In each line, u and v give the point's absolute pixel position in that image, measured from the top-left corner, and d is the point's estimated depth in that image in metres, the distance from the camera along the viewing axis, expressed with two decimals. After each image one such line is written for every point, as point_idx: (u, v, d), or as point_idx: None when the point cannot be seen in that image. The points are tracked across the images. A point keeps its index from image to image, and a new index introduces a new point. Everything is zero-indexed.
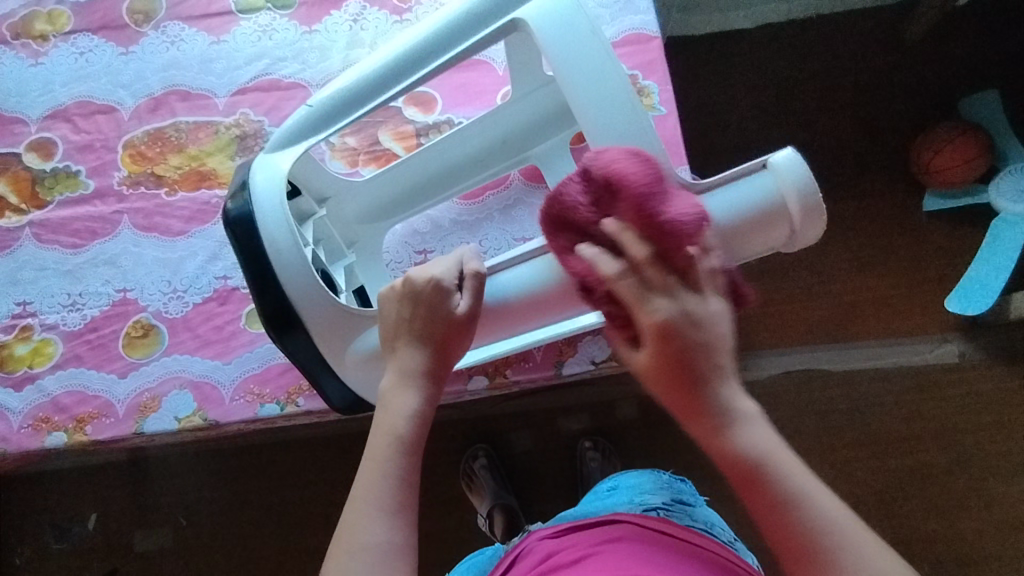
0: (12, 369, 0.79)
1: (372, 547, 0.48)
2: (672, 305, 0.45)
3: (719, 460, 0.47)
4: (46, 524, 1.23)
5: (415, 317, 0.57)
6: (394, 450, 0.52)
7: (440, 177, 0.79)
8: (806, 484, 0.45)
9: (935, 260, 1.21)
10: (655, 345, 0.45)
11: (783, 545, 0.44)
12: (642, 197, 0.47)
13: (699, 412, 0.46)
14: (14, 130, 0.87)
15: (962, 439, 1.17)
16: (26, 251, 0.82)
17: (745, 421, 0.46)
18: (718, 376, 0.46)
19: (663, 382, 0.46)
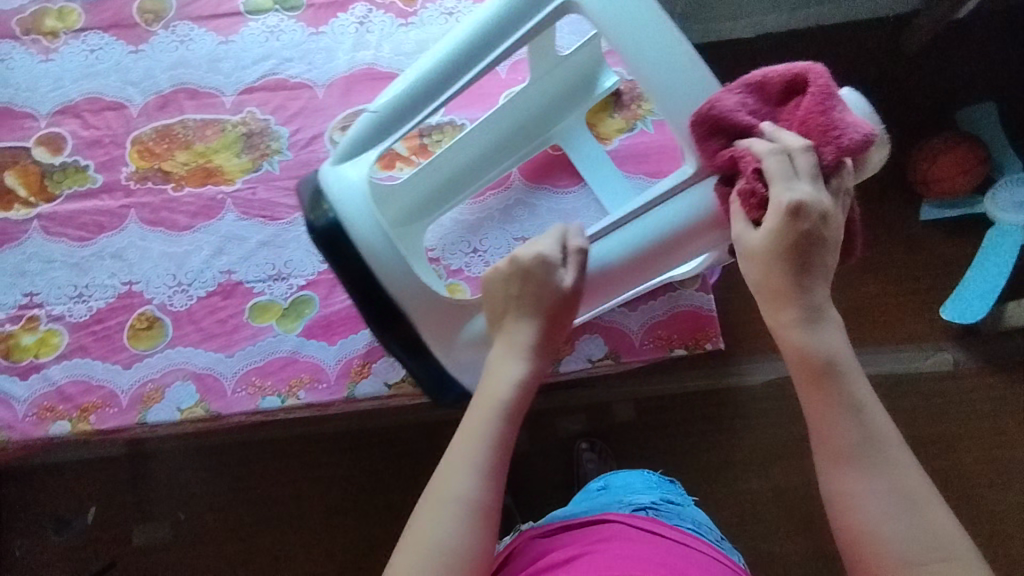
0: (17, 358, 0.80)
1: (462, 497, 0.53)
2: (811, 192, 0.52)
3: (791, 357, 0.54)
4: (47, 515, 1.24)
5: (522, 291, 0.60)
6: (496, 414, 0.57)
7: (478, 163, 0.81)
8: (864, 396, 0.52)
9: (930, 269, 1.22)
10: (781, 225, 0.52)
11: (829, 439, 0.52)
12: (820, 99, 0.54)
13: (787, 304, 0.53)
14: (24, 124, 0.88)
15: (956, 446, 1.18)
16: (33, 243, 0.84)
17: (824, 329, 0.53)
18: (812, 281, 0.53)
19: (774, 260, 0.53)
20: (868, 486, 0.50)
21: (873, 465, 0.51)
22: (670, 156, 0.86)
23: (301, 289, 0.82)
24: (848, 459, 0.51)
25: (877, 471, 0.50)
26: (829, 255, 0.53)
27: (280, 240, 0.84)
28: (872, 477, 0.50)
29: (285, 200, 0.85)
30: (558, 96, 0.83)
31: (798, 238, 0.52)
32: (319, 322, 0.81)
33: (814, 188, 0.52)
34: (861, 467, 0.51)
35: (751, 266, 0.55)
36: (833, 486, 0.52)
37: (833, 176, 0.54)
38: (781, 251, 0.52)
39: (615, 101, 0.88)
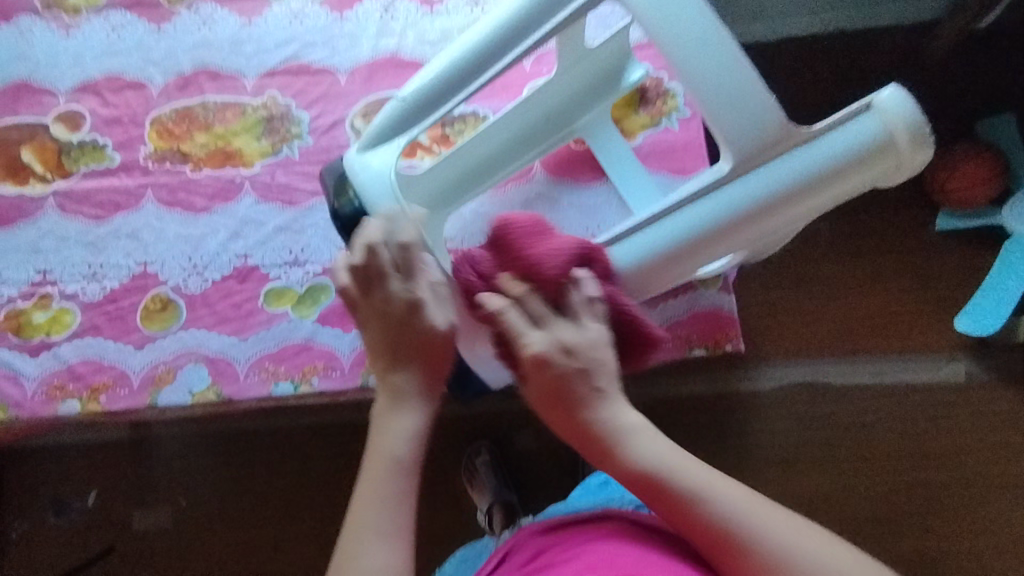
0: (28, 336, 0.79)
1: (374, 569, 0.49)
2: (548, 337, 0.54)
3: (624, 482, 0.52)
4: (47, 497, 1.23)
5: (393, 339, 0.59)
6: (397, 473, 0.54)
7: (498, 155, 0.80)
8: (700, 477, 0.50)
9: (946, 279, 1.21)
10: (535, 373, 0.54)
11: (699, 537, 0.48)
12: (521, 248, 0.60)
13: (595, 437, 0.53)
14: (42, 100, 0.87)
15: (965, 459, 1.17)
16: (48, 220, 0.83)
17: (630, 435, 0.53)
18: (595, 398, 0.53)
19: (551, 403, 0.54)
20: (756, 554, 0.46)
21: (743, 534, 0.47)
22: (694, 153, 0.85)
23: (318, 276, 0.81)
24: (725, 546, 0.47)
25: (759, 550, 0.46)
26: (602, 371, 0.54)
27: (298, 226, 0.83)
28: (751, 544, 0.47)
29: (304, 185, 0.84)
30: (584, 89, 0.81)
31: (554, 380, 0.53)
32: (334, 309, 0.80)
33: (550, 326, 0.55)
34: (743, 552, 0.47)
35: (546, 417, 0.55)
36: (733, 575, 0.47)
37: (566, 303, 0.57)
38: (553, 392, 0.53)
39: (640, 96, 0.87)
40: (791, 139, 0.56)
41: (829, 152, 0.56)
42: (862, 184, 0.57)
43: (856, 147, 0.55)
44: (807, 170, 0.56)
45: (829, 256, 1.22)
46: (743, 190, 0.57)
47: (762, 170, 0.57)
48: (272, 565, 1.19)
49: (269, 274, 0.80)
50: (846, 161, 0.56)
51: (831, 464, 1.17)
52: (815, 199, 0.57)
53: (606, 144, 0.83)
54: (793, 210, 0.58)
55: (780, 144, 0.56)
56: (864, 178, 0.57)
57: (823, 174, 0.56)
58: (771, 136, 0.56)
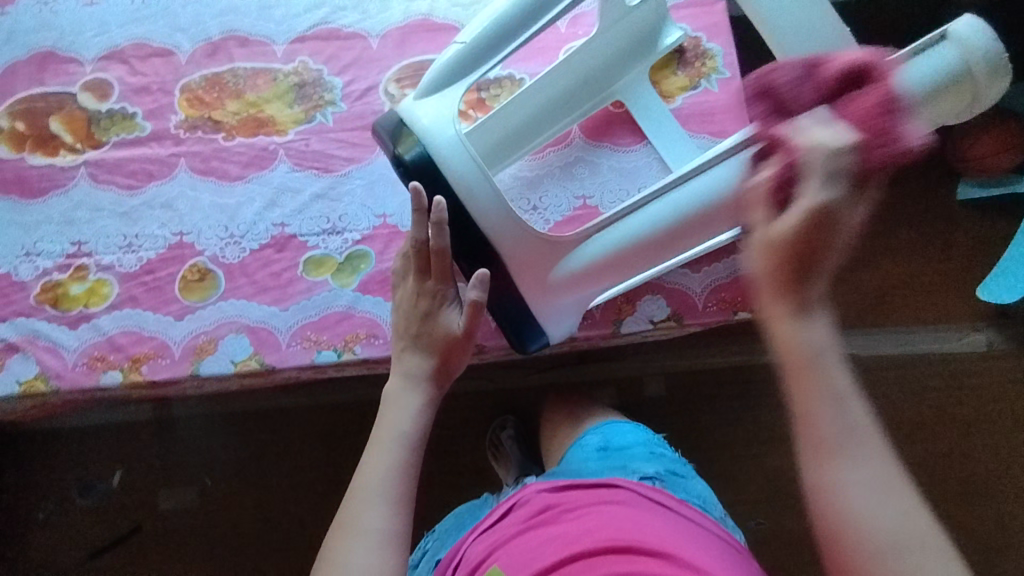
0: (66, 308, 0.78)
1: (375, 531, 0.54)
2: (835, 192, 0.45)
3: (778, 347, 0.48)
4: (73, 477, 1.22)
5: (421, 329, 0.66)
6: (403, 446, 0.60)
7: (540, 117, 0.78)
8: (850, 394, 0.47)
9: (968, 247, 1.19)
10: (805, 222, 0.45)
11: (813, 433, 0.46)
12: (882, 103, 0.52)
13: (783, 296, 0.47)
14: (69, 69, 0.86)
15: (989, 426, 1.15)
16: (81, 191, 0.82)
17: (816, 321, 0.47)
18: (818, 278, 0.47)
19: (784, 254, 0.46)
20: (858, 492, 0.45)
21: (862, 457, 0.46)
22: (735, 115, 0.84)
23: (357, 244, 0.80)
24: (837, 454, 0.46)
25: (855, 476, 0.45)
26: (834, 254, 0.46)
27: (335, 193, 0.82)
28: (862, 472, 0.45)
29: (338, 152, 0.83)
30: (620, 52, 0.80)
31: (802, 236, 0.45)
32: (375, 277, 0.79)
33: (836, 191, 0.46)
34: (847, 467, 0.45)
35: (763, 258, 0.47)
36: (812, 483, 0.47)
37: (863, 180, 0.47)
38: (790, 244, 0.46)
39: (678, 58, 0.86)
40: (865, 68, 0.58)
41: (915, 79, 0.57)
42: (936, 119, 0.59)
43: (944, 73, 0.57)
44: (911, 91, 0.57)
45: None
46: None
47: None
48: (299, 542, 1.18)
49: (309, 242, 0.79)
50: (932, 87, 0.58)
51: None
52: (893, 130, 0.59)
53: (646, 107, 0.82)
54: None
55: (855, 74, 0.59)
56: (942, 111, 0.59)
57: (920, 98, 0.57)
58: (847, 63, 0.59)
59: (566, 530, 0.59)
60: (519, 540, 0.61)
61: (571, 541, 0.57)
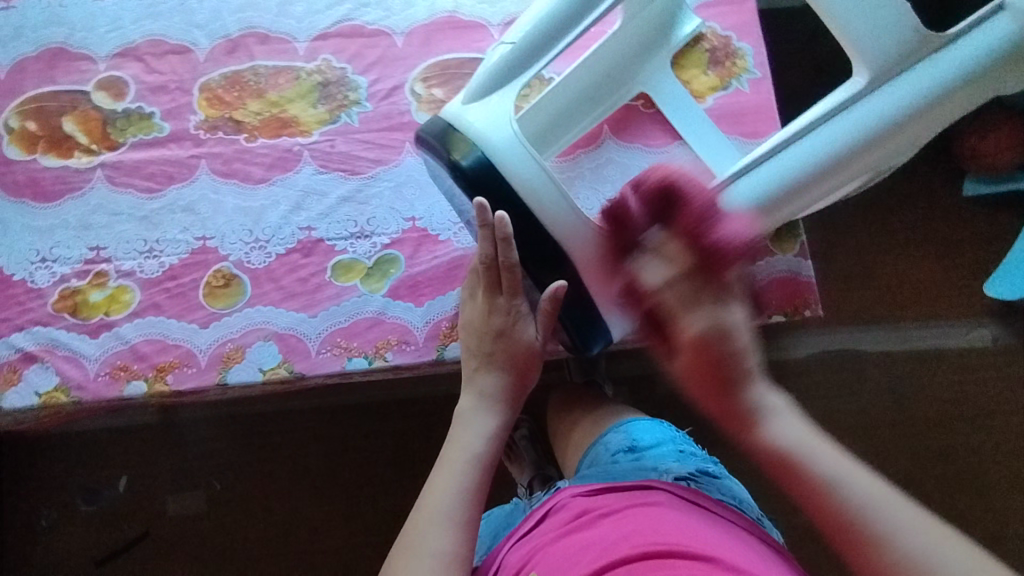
0: (86, 316, 0.76)
1: (438, 553, 0.54)
2: (708, 323, 0.57)
3: (762, 463, 0.55)
4: (75, 484, 1.19)
5: (494, 346, 0.68)
6: (470, 466, 0.60)
7: (569, 112, 0.75)
8: (836, 468, 0.51)
9: (977, 243, 1.18)
10: (691, 358, 0.58)
11: (834, 527, 0.49)
12: (699, 219, 0.58)
13: (731, 413, 0.57)
14: (81, 67, 0.83)
15: (1000, 421, 1.13)
16: (98, 194, 0.79)
17: (772, 415, 0.56)
18: (747, 383, 0.57)
19: (701, 379, 0.58)
20: (913, 555, 0.46)
21: (898, 531, 0.47)
22: (766, 116, 0.83)
23: (386, 248, 0.78)
24: (857, 539, 0.48)
25: (902, 544, 0.46)
26: (745, 362, 0.57)
27: (362, 196, 0.80)
28: (906, 539, 0.46)
29: (365, 153, 0.81)
30: (640, 44, 0.78)
31: (712, 371, 0.57)
32: (405, 282, 0.77)
33: (712, 311, 0.58)
34: (886, 545, 0.47)
35: (689, 381, 0.60)
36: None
37: (721, 295, 0.58)
38: (700, 369, 0.58)
39: (709, 56, 0.85)
40: (926, 46, 0.58)
41: (974, 54, 0.59)
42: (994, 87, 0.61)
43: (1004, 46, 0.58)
44: (959, 70, 0.59)
45: (862, 223, 1.19)
46: (888, 102, 0.59)
47: (905, 79, 0.59)
48: (310, 548, 1.15)
49: (339, 247, 0.77)
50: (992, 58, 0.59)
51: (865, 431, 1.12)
52: (956, 103, 0.60)
53: (678, 106, 0.80)
54: (939, 114, 0.61)
55: (921, 50, 0.59)
56: (1000, 81, 0.60)
57: (971, 75, 0.59)
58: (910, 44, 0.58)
59: (601, 534, 0.55)
60: (555, 547, 0.56)
61: (608, 546, 0.53)
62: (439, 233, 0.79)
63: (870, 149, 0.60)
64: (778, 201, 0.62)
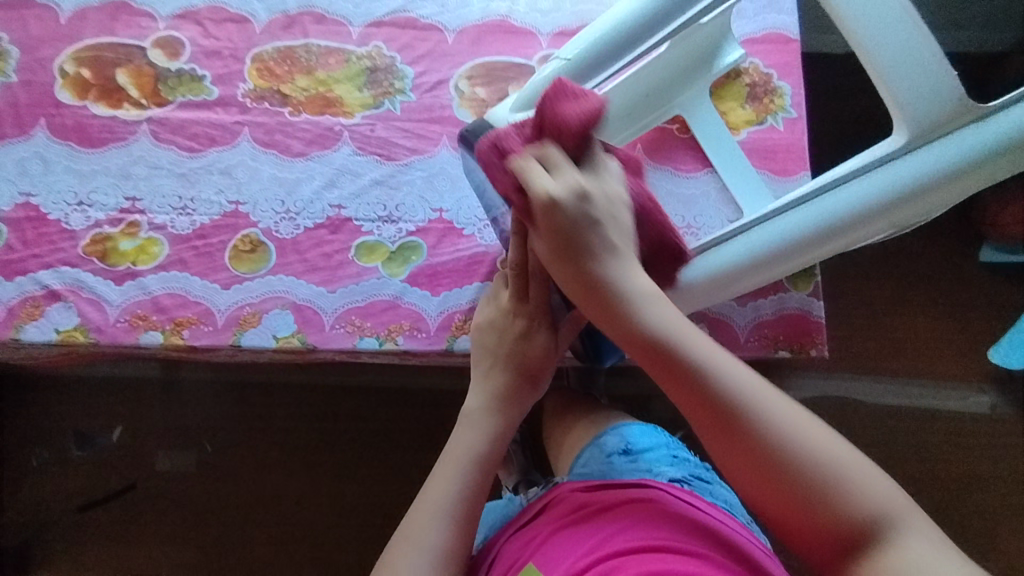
0: (113, 262, 0.78)
1: (434, 546, 0.57)
2: (563, 184, 0.55)
3: (627, 345, 0.54)
4: (71, 426, 1.20)
5: (511, 347, 0.68)
6: (471, 462, 0.62)
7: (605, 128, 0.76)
8: (710, 352, 0.51)
9: (984, 309, 1.19)
10: (545, 224, 0.55)
11: (695, 408, 0.50)
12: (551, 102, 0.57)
13: (592, 295, 0.54)
14: (141, 23, 0.85)
15: (984, 488, 1.13)
16: (142, 147, 0.82)
17: (640, 299, 0.54)
18: (605, 255, 0.55)
19: (561, 255, 0.55)
20: (773, 436, 0.48)
21: (763, 417, 0.49)
22: (797, 156, 0.85)
23: (410, 235, 0.80)
24: (722, 423, 0.49)
25: (761, 427, 0.48)
26: (611, 231, 0.55)
27: (394, 181, 0.82)
28: (778, 421, 0.49)
29: (403, 141, 0.83)
30: (682, 67, 0.78)
31: (566, 231, 0.54)
32: (424, 270, 0.79)
33: (567, 175, 0.55)
34: (747, 427, 0.49)
35: (555, 265, 0.56)
36: (732, 455, 0.49)
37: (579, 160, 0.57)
38: (555, 238, 0.54)
39: (748, 91, 0.86)
40: (967, 113, 0.59)
41: (1011, 126, 0.58)
42: None
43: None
44: (991, 143, 0.59)
45: (876, 274, 1.20)
46: (906, 170, 0.61)
47: (929, 149, 0.60)
48: (290, 521, 1.16)
49: (366, 228, 0.79)
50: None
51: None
52: (980, 174, 0.60)
53: (714, 137, 0.82)
54: (968, 182, 0.61)
55: (960, 116, 0.59)
56: None
57: (1004, 149, 0.59)
58: (951, 108, 0.59)
59: (599, 528, 0.56)
60: (551, 539, 0.57)
61: (605, 542, 0.54)
62: (463, 227, 0.81)
63: (885, 214, 0.62)
64: (794, 249, 0.64)
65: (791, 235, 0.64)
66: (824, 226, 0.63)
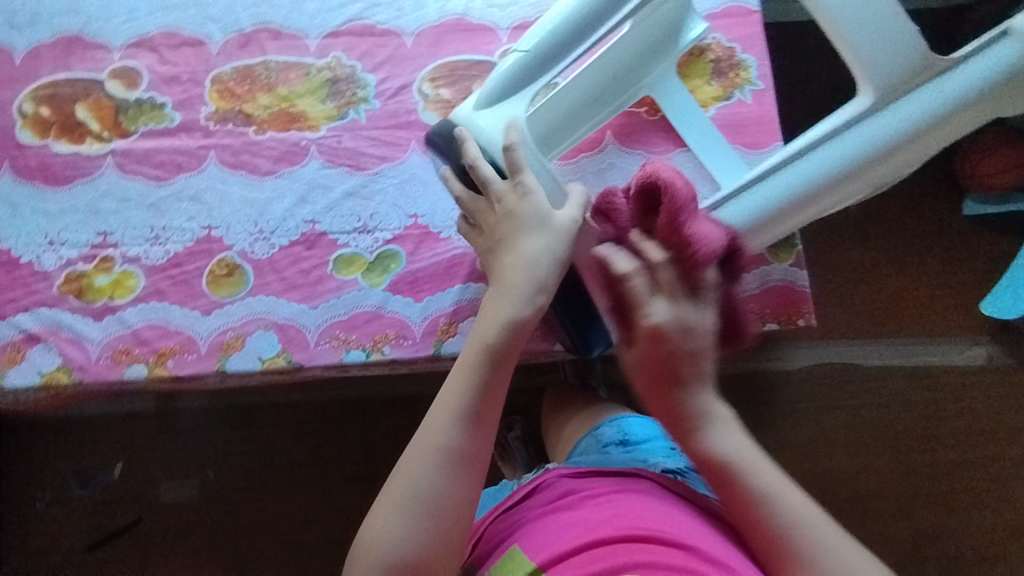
0: (90, 299, 0.77)
1: (446, 450, 0.55)
2: (670, 313, 0.55)
3: (697, 461, 0.56)
4: (70, 467, 1.19)
5: (513, 227, 0.62)
6: (485, 358, 0.58)
7: (573, 116, 0.77)
8: (775, 490, 0.53)
9: (971, 262, 1.18)
10: (647, 347, 0.55)
11: (759, 537, 0.53)
12: (673, 215, 0.55)
13: (678, 413, 0.56)
14: (96, 55, 0.84)
15: (986, 439, 1.14)
16: (108, 180, 0.81)
17: (715, 425, 0.56)
18: (695, 384, 0.56)
19: (654, 380, 0.56)
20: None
21: (815, 548, 0.50)
22: (767, 127, 0.84)
23: (388, 243, 0.80)
24: (773, 548, 0.52)
25: (812, 564, 0.50)
26: (699, 360, 0.56)
27: (366, 191, 0.81)
28: (824, 559, 0.50)
29: (371, 149, 0.82)
30: (643, 51, 0.77)
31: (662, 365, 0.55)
32: (405, 278, 0.79)
33: (677, 303, 0.55)
34: (800, 565, 0.51)
35: (642, 383, 0.58)
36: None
37: (697, 291, 0.56)
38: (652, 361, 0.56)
39: (713, 67, 0.86)
40: (931, 68, 0.60)
41: (973, 78, 0.59)
42: (995, 111, 0.61)
43: (991, 77, 0.59)
44: (949, 99, 0.60)
45: (864, 238, 1.18)
46: (863, 137, 0.61)
47: (896, 106, 0.60)
48: (300, 540, 1.16)
49: (343, 241, 0.79)
50: (991, 83, 0.59)
51: (850, 442, 1.13)
52: (949, 127, 0.61)
53: (685, 111, 0.81)
54: (940, 134, 0.61)
55: (924, 72, 0.60)
56: (1003, 103, 0.61)
57: (966, 102, 0.60)
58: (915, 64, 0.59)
59: (583, 516, 0.55)
60: (536, 524, 0.57)
61: (589, 529, 0.53)
62: (440, 231, 0.80)
63: (850, 180, 0.62)
64: (772, 216, 0.64)
65: (769, 202, 0.63)
66: (794, 194, 0.63)
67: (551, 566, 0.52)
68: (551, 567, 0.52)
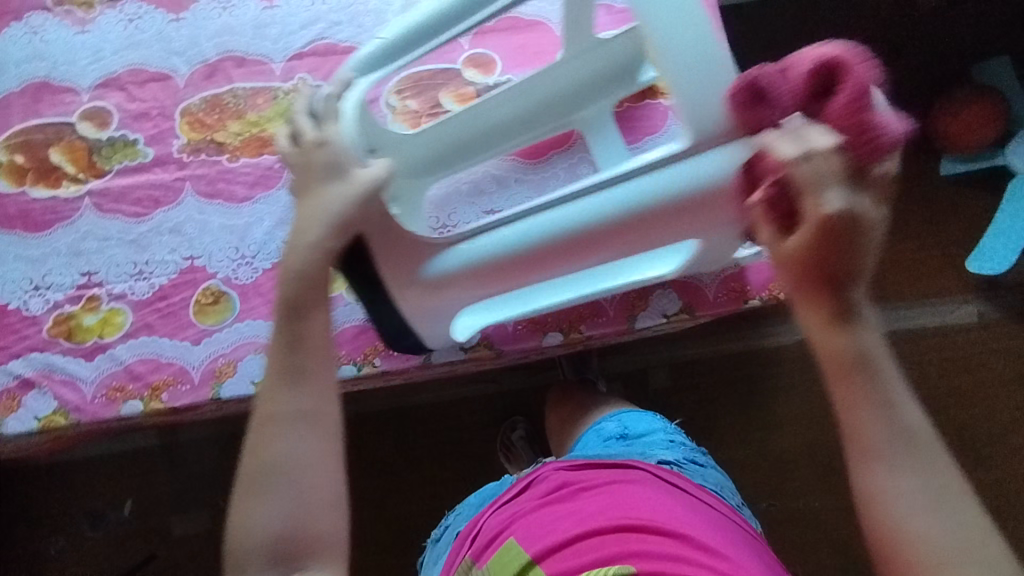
0: (80, 340, 0.78)
1: (293, 412, 0.49)
2: (847, 199, 0.41)
3: (820, 352, 0.46)
4: (80, 510, 1.20)
5: (310, 179, 0.55)
6: (299, 306, 0.51)
7: (491, 136, 0.75)
8: (899, 402, 0.45)
9: (959, 221, 1.17)
10: (812, 234, 0.42)
11: (857, 441, 0.45)
12: (855, 96, 0.44)
13: (818, 298, 0.44)
14: (65, 99, 0.85)
15: (984, 395, 1.14)
16: (87, 221, 0.81)
17: (864, 324, 0.44)
18: (858, 277, 0.43)
19: (804, 270, 0.43)
20: (906, 493, 0.44)
21: (910, 471, 0.44)
22: None
23: None
24: (875, 460, 0.44)
25: (908, 482, 0.44)
26: (866, 249, 0.42)
27: None
28: (913, 482, 0.44)
29: None
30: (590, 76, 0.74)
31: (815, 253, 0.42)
32: None
33: (856, 190, 0.41)
34: (895, 478, 0.44)
35: (781, 270, 0.45)
36: (862, 488, 0.45)
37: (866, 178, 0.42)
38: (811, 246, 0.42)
39: None
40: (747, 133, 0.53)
41: None
42: None
43: None
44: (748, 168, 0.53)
45: None
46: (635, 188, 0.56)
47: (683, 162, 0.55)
48: None
49: None
50: None
51: None
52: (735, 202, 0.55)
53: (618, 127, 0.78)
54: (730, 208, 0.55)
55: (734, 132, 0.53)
56: None
57: None
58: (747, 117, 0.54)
59: (577, 507, 0.56)
60: (531, 517, 0.57)
61: (585, 519, 0.54)
62: None
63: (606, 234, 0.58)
64: (528, 260, 0.61)
65: (531, 239, 0.60)
66: (548, 239, 0.59)
67: (544, 558, 0.53)
68: (544, 559, 0.52)
